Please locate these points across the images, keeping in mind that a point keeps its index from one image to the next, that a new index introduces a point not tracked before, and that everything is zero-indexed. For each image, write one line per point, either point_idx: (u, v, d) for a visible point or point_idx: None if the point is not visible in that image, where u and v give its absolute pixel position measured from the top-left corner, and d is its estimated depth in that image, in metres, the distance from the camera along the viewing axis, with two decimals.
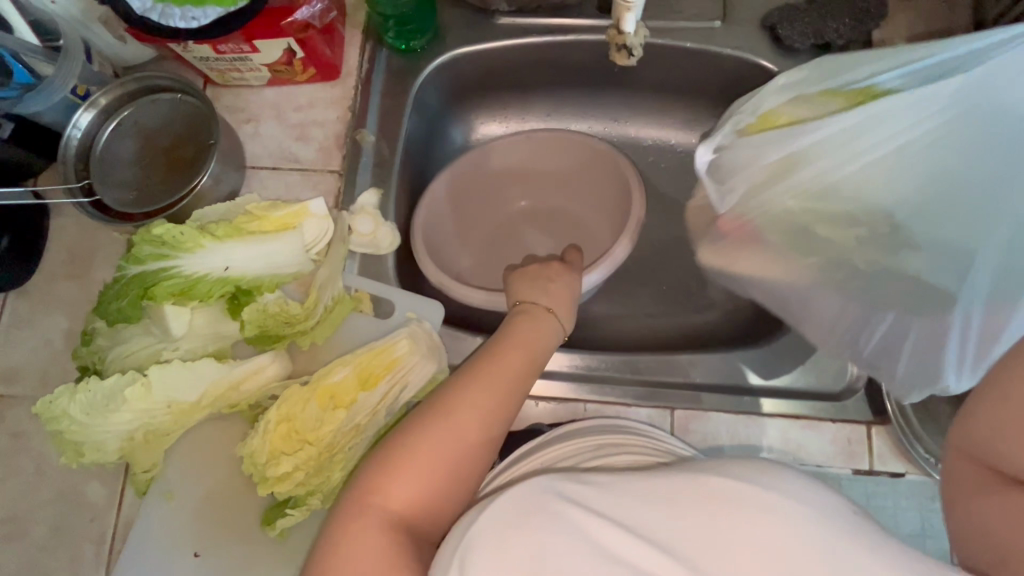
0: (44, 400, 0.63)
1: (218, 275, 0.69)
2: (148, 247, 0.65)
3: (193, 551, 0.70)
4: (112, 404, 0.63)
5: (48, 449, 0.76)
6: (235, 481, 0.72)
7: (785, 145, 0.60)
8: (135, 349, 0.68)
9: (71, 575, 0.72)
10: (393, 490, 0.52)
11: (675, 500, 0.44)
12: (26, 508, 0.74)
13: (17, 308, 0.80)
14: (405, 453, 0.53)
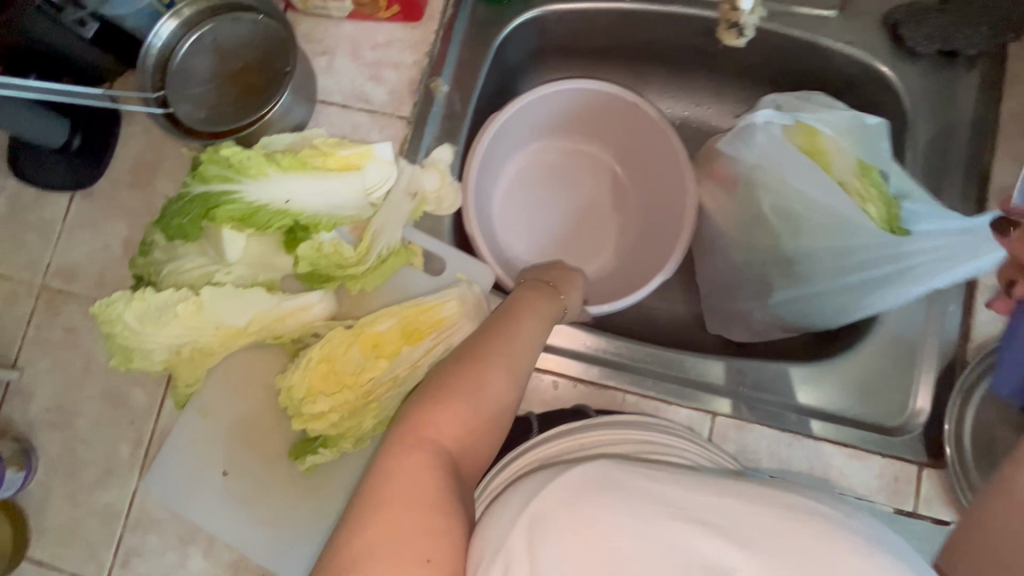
0: (102, 301, 0.64)
1: (279, 207, 0.67)
2: (215, 168, 0.64)
3: (222, 469, 0.72)
4: (163, 318, 0.64)
5: (97, 349, 0.78)
6: (266, 409, 0.73)
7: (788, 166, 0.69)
8: (191, 267, 0.68)
9: (107, 470, 0.75)
10: (441, 426, 0.51)
11: (742, 506, 0.44)
12: (72, 400, 0.77)
13: (82, 209, 0.82)
14: (442, 393, 0.53)
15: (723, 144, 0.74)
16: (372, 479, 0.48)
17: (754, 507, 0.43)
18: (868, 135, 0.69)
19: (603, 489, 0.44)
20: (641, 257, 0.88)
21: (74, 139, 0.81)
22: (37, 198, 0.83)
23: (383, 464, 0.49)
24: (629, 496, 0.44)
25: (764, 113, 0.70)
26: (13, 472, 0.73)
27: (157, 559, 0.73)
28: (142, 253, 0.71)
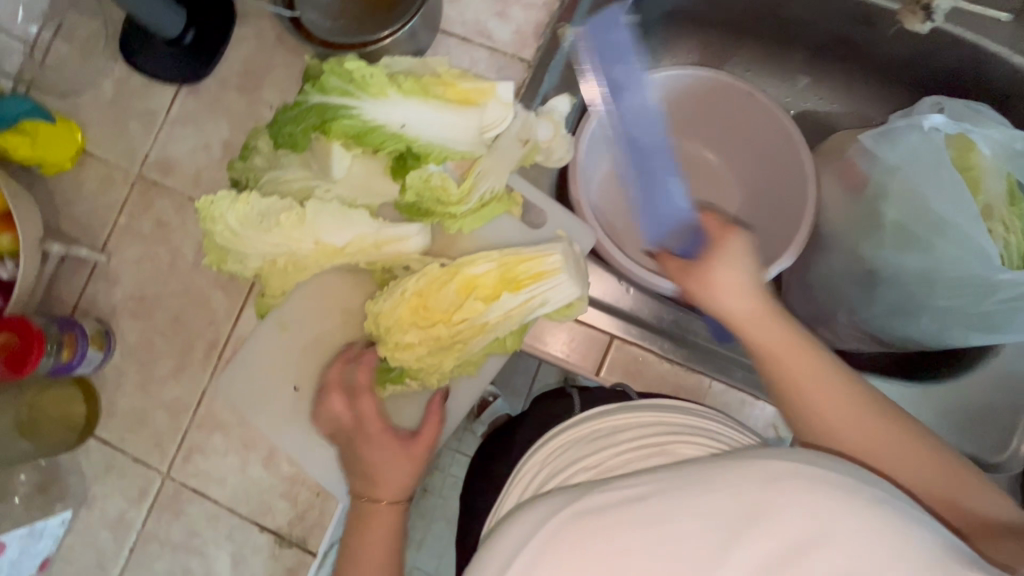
0: (207, 198, 0.64)
1: (394, 130, 0.65)
2: (336, 80, 0.63)
3: (293, 385, 0.71)
4: (266, 223, 0.64)
5: (185, 247, 0.78)
6: (345, 334, 0.72)
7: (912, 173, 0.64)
8: (296, 179, 0.67)
9: (181, 366, 0.76)
10: (387, 479, 0.61)
11: (747, 483, 0.34)
12: (155, 293, 0.78)
13: (186, 105, 0.81)
14: (368, 517, 0.61)
15: (865, 139, 0.68)
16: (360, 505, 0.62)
17: (742, 494, 0.34)
18: None
19: (586, 527, 0.36)
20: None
21: (188, 33, 0.80)
22: (143, 87, 0.82)
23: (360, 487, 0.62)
24: (609, 536, 0.35)
25: (934, 118, 0.63)
26: (94, 351, 0.74)
27: (219, 459, 0.74)
28: (241, 158, 0.71)
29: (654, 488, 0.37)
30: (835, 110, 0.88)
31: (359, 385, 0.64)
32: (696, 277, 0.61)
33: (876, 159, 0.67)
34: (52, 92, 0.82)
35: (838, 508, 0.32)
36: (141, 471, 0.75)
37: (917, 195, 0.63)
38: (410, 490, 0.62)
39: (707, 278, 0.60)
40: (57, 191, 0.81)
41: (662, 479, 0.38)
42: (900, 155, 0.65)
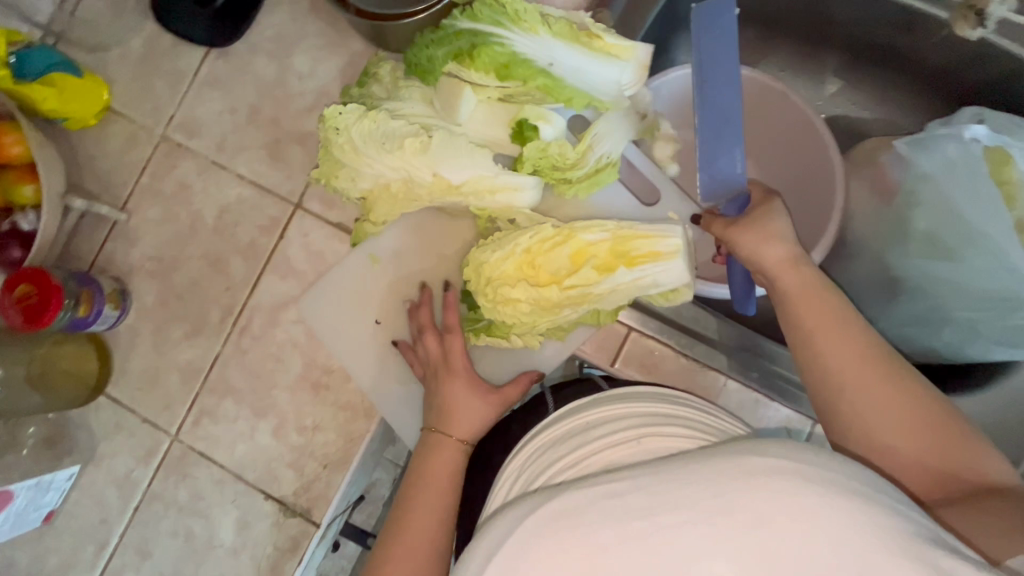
0: (335, 108, 0.64)
1: (541, 66, 0.65)
2: (489, 10, 0.63)
3: (375, 319, 0.73)
4: (390, 144, 0.64)
5: (206, 210, 0.78)
6: (387, 301, 0.73)
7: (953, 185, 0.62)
8: (356, 150, 0.65)
9: (195, 330, 0.76)
10: (461, 419, 0.63)
11: (743, 475, 0.33)
12: (173, 255, 0.78)
13: (215, 67, 0.80)
14: (425, 465, 0.61)
15: (900, 146, 0.67)
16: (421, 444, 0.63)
17: (741, 491, 0.32)
18: None
19: (560, 532, 0.34)
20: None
21: None
22: (172, 47, 0.81)
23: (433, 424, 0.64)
24: (587, 530, 0.33)
25: (978, 130, 0.61)
26: (109, 309, 0.74)
27: (229, 425, 0.74)
28: (358, 84, 0.75)
29: (619, 483, 0.35)
30: (868, 117, 0.87)
31: (452, 326, 0.67)
32: (756, 228, 0.59)
33: (911, 166, 0.66)
34: (81, 46, 0.81)
35: (840, 506, 0.31)
36: (149, 431, 0.75)
37: (951, 205, 0.62)
38: (476, 426, 0.63)
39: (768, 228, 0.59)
40: (80, 147, 0.81)
41: (642, 473, 0.36)
42: (939, 163, 0.63)
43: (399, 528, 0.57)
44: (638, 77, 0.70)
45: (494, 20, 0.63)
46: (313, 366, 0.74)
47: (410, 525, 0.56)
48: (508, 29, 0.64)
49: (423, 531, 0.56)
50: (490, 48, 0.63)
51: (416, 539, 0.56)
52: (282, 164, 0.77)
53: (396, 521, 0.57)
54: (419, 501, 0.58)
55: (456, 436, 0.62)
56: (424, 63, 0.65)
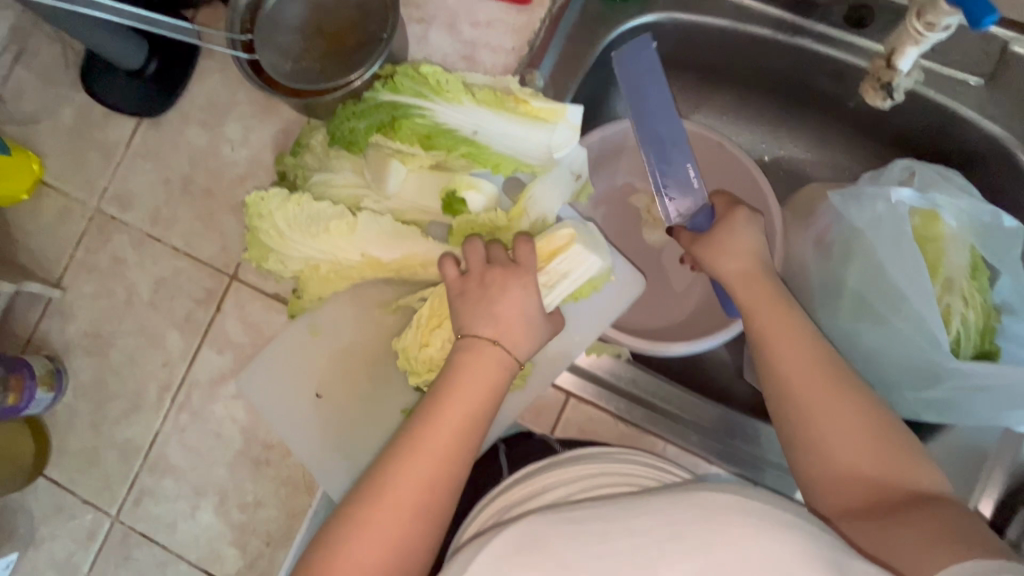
0: (257, 194, 0.64)
1: (464, 135, 0.64)
2: (409, 82, 0.63)
3: (316, 392, 0.71)
4: (315, 227, 0.63)
5: (141, 284, 0.77)
6: (328, 375, 0.71)
7: (882, 250, 0.62)
8: (282, 235, 0.64)
9: (133, 407, 0.75)
10: (514, 332, 0.58)
11: (683, 514, 0.44)
12: (110, 330, 0.77)
13: (147, 137, 0.79)
14: (362, 517, 0.51)
15: (832, 197, 0.66)
16: (425, 406, 0.56)
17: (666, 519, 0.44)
18: (1000, 241, 0.64)
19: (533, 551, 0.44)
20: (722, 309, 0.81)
21: (151, 64, 0.78)
22: (103, 118, 0.80)
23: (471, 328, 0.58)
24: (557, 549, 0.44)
25: (902, 192, 0.63)
26: (43, 392, 0.72)
27: (170, 504, 0.73)
28: (292, 153, 0.73)
29: (582, 512, 0.47)
30: (810, 160, 0.86)
31: (474, 270, 0.60)
32: (711, 245, 0.64)
33: (842, 219, 0.66)
34: (11, 120, 0.80)
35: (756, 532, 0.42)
36: (90, 512, 0.74)
37: (877, 264, 0.63)
38: (472, 415, 0.55)
39: (735, 249, 0.62)
40: (13, 222, 0.79)
41: (600, 508, 0.47)
42: (867, 220, 0.64)
43: (371, 494, 0.52)
44: (571, 138, 0.67)
45: (416, 92, 0.63)
46: (253, 442, 0.73)
47: (393, 490, 0.52)
48: (430, 100, 0.63)
49: (404, 502, 0.51)
50: (412, 121, 0.62)
51: (385, 503, 0.51)
52: (217, 235, 0.77)
53: (379, 479, 0.52)
54: (408, 472, 0.52)
55: (495, 338, 0.58)
56: (348, 136, 0.63)
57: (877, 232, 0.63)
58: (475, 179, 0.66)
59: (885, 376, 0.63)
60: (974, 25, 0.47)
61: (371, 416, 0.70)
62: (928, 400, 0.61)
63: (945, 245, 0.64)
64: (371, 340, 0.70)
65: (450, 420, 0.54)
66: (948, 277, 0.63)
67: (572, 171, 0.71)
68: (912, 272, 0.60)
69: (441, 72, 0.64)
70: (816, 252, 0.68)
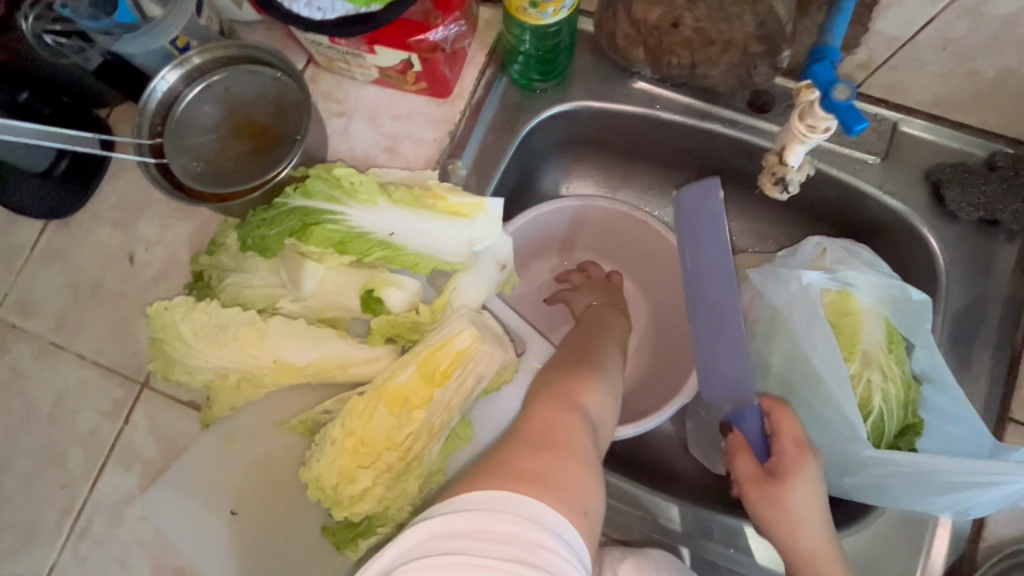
0: (161, 303, 0.61)
1: (380, 237, 0.63)
2: (321, 185, 0.61)
3: (231, 508, 0.66)
4: (222, 335, 0.60)
5: (42, 397, 0.71)
6: (246, 489, 0.66)
7: (799, 331, 0.63)
8: (188, 344, 0.60)
9: (26, 538, 0.68)
10: (591, 387, 0.56)
11: None
12: (4, 451, 0.70)
13: (54, 239, 0.76)
14: (488, 473, 0.42)
15: (753, 274, 0.68)
16: (554, 376, 0.58)
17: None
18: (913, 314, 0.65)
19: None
20: (663, 380, 0.81)
21: (60, 161, 0.74)
22: (7, 221, 0.76)
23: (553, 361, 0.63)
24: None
25: (813, 275, 0.64)
26: None
27: None
28: (208, 251, 0.70)
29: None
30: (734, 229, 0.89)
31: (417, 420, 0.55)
32: (769, 493, 0.57)
33: (764, 297, 0.67)
34: None
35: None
36: None
37: (798, 348, 0.63)
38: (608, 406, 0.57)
39: (790, 512, 0.56)
40: None
41: None
42: (785, 299, 0.65)
43: (475, 479, 0.42)
44: (492, 229, 0.68)
45: (328, 196, 0.61)
46: (162, 569, 0.66)
47: (497, 472, 0.42)
48: (344, 204, 0.62)
49: (529, 472, 0.42)
50: (324, 226, 0.61)
51: (493, 478, 0.41)
52: (127, 340, 0.72)
53: (496, 459, 0.45)
54: (540, 461, 0.43)
55: (569, 407, 0.52)
56: (259, 243, 0.60)
57: (794, 312, 0.64)
58: (395, 277, 0.65)
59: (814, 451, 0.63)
60: (849, 132, 0.50)
61: (290, 531, 0.65)
62: (862, 483, 0.60)
63: (860, 318, 0.66)
64: (291, 446, 0.66)
65: (567, 430, 0.49)
66: (866, 351, 0.65)
67: (496, 261, 0.71)
68: (829, 353, 0.60)
69: (354, 173, 0.62)
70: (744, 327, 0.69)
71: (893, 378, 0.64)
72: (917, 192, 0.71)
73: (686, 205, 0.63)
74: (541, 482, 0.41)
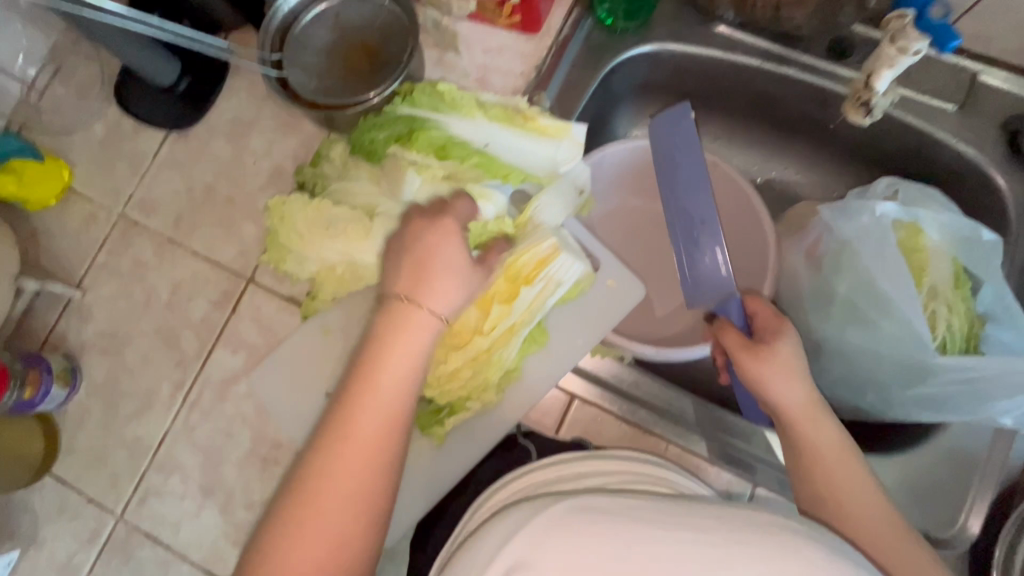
0: (281, 197, 0.69)
1: (475, 147, 0.69)
2: (427, 98, 0.68)
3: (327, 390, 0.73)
4: (332, 229, 0.67)
5: (160, 286, 0.80)
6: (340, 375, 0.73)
7: (866, 258, 0.66)
8: (301, 236, 0.68)
9: (145, 406, 0.76)
10: (434, 289, 0.51)
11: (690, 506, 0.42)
12: (126, 330, 0.79)
13: (174, 149, 0.84)
14: (307, 489, 0.44)
15: (823, 211, 0.70)
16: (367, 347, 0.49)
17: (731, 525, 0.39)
18: (982, 250, 0.66)
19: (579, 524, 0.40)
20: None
21: (182, 81, 0.83)
22: (133, 131, 0.85)
23: (398, 287, 0.51)
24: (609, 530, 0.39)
25: (888, 206, 0.66)
26: (58, 388, 0.74)
27: (176, 503, 0.74)
28: (313, 163, 0.77)
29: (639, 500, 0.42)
30: (800, 181, 0.91)
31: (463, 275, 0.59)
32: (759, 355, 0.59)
33: (832, 232, 0.70)
34: (45, 132, 0.85)
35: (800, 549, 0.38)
36: (95, 512, 0.74)
37: (865, 273, 0.66)
38: (415, 376, 0.49)
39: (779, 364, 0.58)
40: (39, 227, 0.83)
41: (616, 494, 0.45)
42: (854, 232, 0.67)
43: (315, 480, 0.45)
44: (576, 153, 0.71)
45: (432, 106, 0.67)
46: (261, 441, 0.74)
47: (320, 510, 0.44)
48: (445, 115, 0.68)
49: (327, 541, 0.43)
50: (427, 132, 0.66)
51: (302, 559, 0.43)
52: (236, 240, 0.80)
53: (308, 466, 0.46)
54: (325, 484, 0.44)
55: (414, 299, 0.50)
56: (369, 146, 0.68)
57: (863, 242, 0.67)
58: (486, 189, 0.68)
59: (872, 371, 0.65)
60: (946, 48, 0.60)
61: None
62: (929, 397, 0.63)
63: (928, 256, 0.68)
64: None
65: (393, 446, 0.47)
66: (933, 285, 0.67)
67: (574, 185, 0.75)
68: (896, 277, 0.63)
69: (457, 90, 0.69)
70: (807, 263, 0.73)
71: (956, 308, 0.67)
72: (992, 142, 0.73)
73: (661, 130, 0.72)
74: (327, 516, 0.44)
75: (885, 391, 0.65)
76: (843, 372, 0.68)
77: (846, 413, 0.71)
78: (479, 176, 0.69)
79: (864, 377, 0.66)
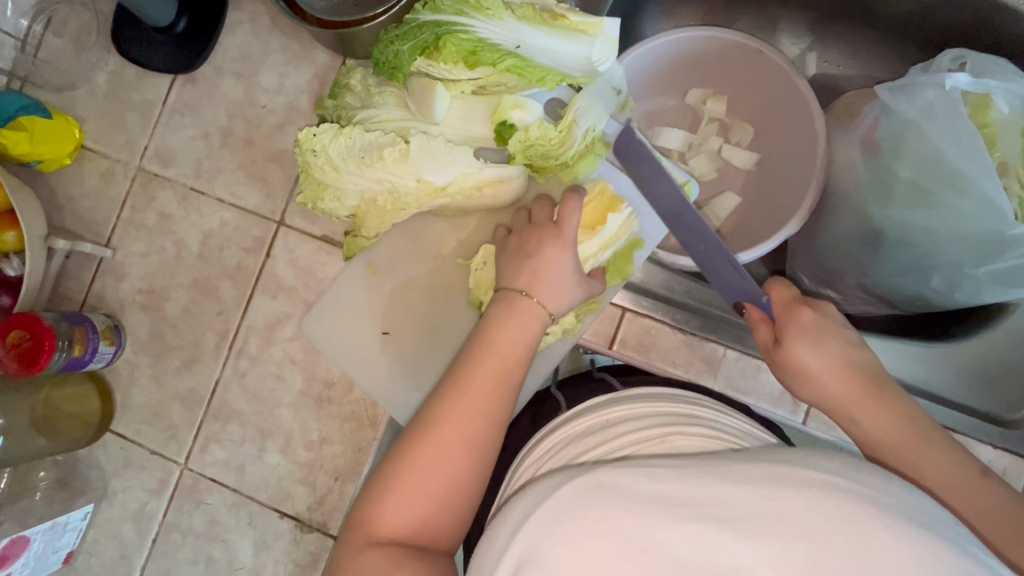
0: (308, 130, 0.64)
1: (507, 51, 0.63)
2: (450, 0, 0.61)
3: (380, 329, 0.72)
4: (368, 157, 0.64)
5: (191, 238, 0.78)
6: (388, 310, 0.72)
7: (935, 136, 0.61)
8: (336, 168, 0.65)
9: (192, 357, 0.76)
10: (549, 289, 0.60)
11: (773, 485, 0.38)
12: (163, 285, 0.78)
13: (183, 93, 0.80)
14: (399, 478, 0.51)
15: (880, 91, 0.65)
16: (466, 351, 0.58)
17: (762, 492, 0.38)
18: None
19: (600, 499, 0.39)
20: (768, 210, 0.79)
21: (181, 21, 0.78)
22: (136, 79, 0.80)
23: (512, 283, 0.61)
24: (630, 507, 0.38)
25: (959, 77, 0.60)
26: (105, 346, 0.74)
27: (237, 448, 0.75)
28: (331, 96, 0.71)
29: (663, 472, 0.42)
30: (841, 72, 0.86)
31: (518, 231, 0.65)
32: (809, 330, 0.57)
33: (891, 113, 0.65)
34: (46, 87, 0.81)
35: (820, 500, 0.36)
36: (159, 462, 0.75)
37: (932, 150, 0.61)
38: (514, 364, 0.57)
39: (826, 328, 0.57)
40: (57, 188, 0.80)
41: (685, 471, 0.42)
42: (917, 110, 0.62)
43: (404, 472, 0.52)
44: (611, 52, 0.66)
45: (457, 10, 0.61)
46: (313, 382, 0.75)
47: (432, 463, 0.51)
48: (472, 18, 0.61)
49: (426, 489, 0.51)
50: (456, 37, 0.60)
51: (417, 489, 0.51)
52: (261, 183, 0.77)
53: (428, 419, 0.54)
54: (427, 455, 0.52)
55: (527, 290, 0.60)
56: (392, 62, 0.61)
57: (929, 118, 0.61)
58: (521, 98, 0.65)
59: (941, 254, 0.63)
60: None
61: (434, 342, 0.71)
62: (1000, 271, 0.61)
63: (997, 130, 0.61)
64: (424, 274, 0.72)
65: (491, 418, 0.54)
66: (1003, 160, 0.61)
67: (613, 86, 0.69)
68: (970, 157, 0.58)
69: None
70: (863, 151, 0.68)
71: None
72: None
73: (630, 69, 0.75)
74: (440, 489, 0.51)
75: (955, 275, 0.64)
76: (911, 262, 0.66)
77: (914, 301, 0.70)
78: (512, 84, 0.65)
79: (932, 264, 0.65)
